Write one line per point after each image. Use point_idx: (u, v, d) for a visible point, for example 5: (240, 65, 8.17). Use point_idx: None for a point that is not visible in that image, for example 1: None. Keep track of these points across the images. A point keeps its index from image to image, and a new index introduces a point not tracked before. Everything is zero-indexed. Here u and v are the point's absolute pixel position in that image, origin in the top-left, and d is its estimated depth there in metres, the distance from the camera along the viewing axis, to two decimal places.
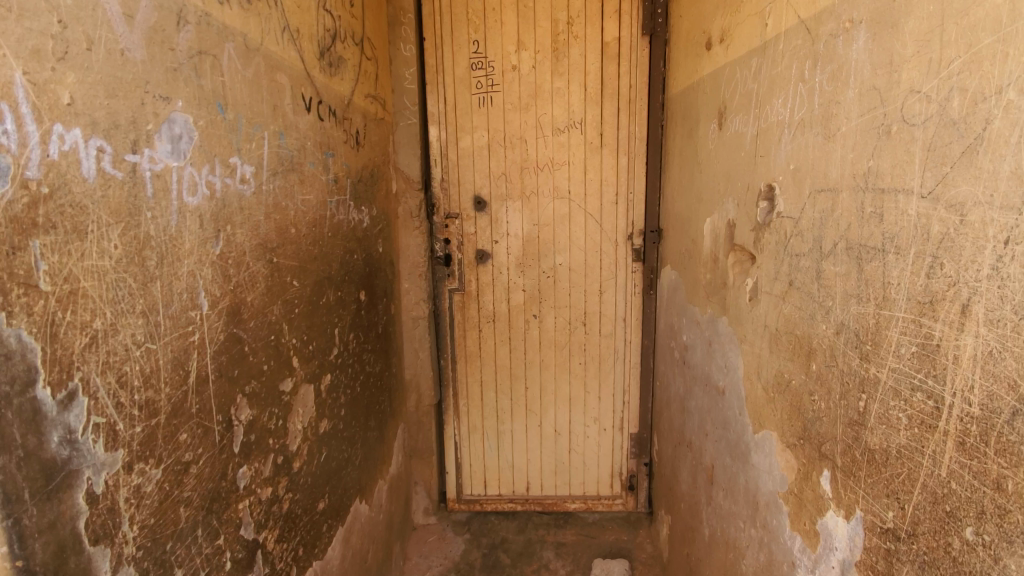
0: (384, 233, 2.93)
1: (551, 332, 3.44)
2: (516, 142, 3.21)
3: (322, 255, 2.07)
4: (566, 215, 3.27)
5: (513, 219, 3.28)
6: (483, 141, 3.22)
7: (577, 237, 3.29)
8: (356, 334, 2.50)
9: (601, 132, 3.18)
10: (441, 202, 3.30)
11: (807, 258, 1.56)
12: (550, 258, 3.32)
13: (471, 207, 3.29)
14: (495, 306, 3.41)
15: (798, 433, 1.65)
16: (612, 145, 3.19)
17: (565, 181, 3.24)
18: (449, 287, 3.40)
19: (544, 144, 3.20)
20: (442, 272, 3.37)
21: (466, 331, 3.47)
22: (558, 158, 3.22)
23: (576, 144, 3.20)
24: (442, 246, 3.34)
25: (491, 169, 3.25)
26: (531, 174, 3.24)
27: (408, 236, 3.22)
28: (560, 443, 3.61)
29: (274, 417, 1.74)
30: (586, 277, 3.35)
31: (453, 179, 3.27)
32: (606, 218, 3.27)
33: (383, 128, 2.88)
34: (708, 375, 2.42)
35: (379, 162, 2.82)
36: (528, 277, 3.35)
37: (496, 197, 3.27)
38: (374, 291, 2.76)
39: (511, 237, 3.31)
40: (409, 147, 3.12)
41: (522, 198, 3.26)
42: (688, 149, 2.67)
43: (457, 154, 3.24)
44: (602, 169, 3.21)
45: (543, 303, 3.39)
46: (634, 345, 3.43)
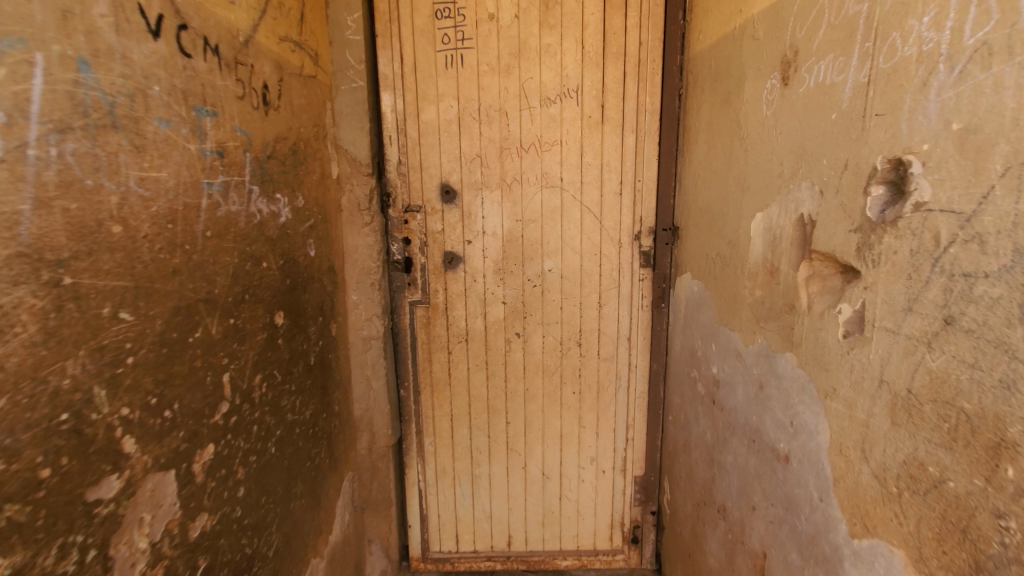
0: (318, 233, 2.19)
1: (538, 354, 2.73)
2: (493, 114, 2.49)
3: (195, 267, 1.34)
4: (557, 209, 2.58)
5: (491, 213, 2.57)
6: (451, 112, 2.49)
7: (571, 237, 2.61)
8: (270, 373, 1.76)
9: (603, 104, 2.48)
10: (398, 190, 2.55)
11: (996, 282, 0.90)
12: (537, 263, 2.63)
13: (436, 197, 2.56)
14: (469, 324, 2.69)
15: (958, 570, 1.00)
16: (616, 120, 2.50)
17: (557, 166, 2.54)
18: (410, 300, 2.67)
19: (530, 118, 2.49)
20: (402, 279, 2.63)
21: (431, 356, 2.74)
22: (548, 137, 2.51)
23: (570, 118, 2.49)
24: (400, 247, 2.60)
25: (462, 149, 2.52)
26: (513, 156, 2.52)
27: (356, 234, 2.48)
28: (549, 490, 2.90)
29: (72, 551, 1.00)
30: (583, 288, 2.66)
31: (413, 161, 2.53)
32: (608, 213, 2.59)
33: (315, 91, 2.14)
34: (756, 430, 1.75)
35: (308, 136, 2.08)
36: (510, 287, 2.65)
37: (468, 185, 2.55)
38: (302, 309, 2.02)
39: (488, 236, 2.59)
40: (354, 119, 2.37)
41: (501, 187, 2.55)
42: (722, 121, 2.00)
43: (418, 128, 2.50)
44: (603, 151, 2.53)
45: (529, 319, 2.69)
46: (640, 371, 2.76)
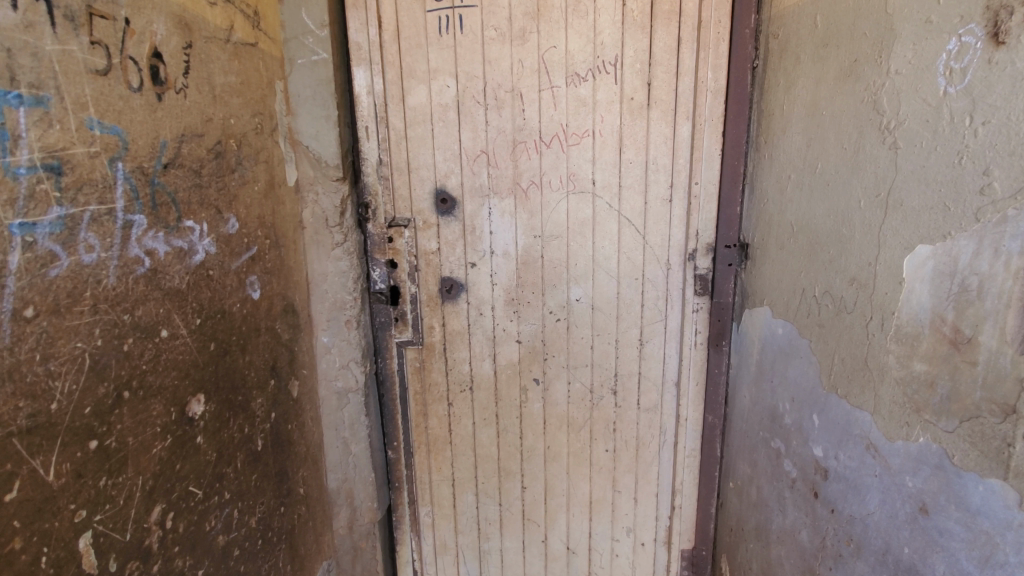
0: (268, 265, 1.57)
1: (563, 405, 2.13)
2: (504, 96, 1.86)
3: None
4: (589, 222, 1.96)
5: (501, 227, 1.96)
6: (448, 96, 1.85)
7: (608, 257, 1.99)
8: (181, 493, 1.18)
9: (650, 81, 1.86)
10: (378, 197, 1.91)
11: None
12: (561, 292, 2.02)
13: (428, 207, 1.94)
14: (473, 370, 2.08)
15: None
16: (668, 104, 1.87)
17: (588, 166, 1.92)
18: (398, 341, 2.04)
19: (553, 102, 1.87)
20: (384, 314, 2.01)
21: (427, 410, 2.12)
22: (578, 127, 1.89)
23: (606, 102, 1.87)
24: (383, 272, 1.97)
25: (462, 144, 1.89)
26: (530, 152, 1.90)
27: (324, 258, 1.87)
28: (576, 568, 2.32)
29: None
30: (620, 322, 2.05)
31: (397, 160, 1.89)
32: (657, 226, 1.97)
33: (254, 67, 1.50)
34: (912, 572, 1.20)
35: (245, 133, 1.43)
36: (526, 322, 2.04)
37: (471, 192, 1.93)
38: (239, 379, 1.41)
39: (498, 258, 1.98)
40: (317, 106, 1.74)
41: (515, 194, 1.93)
42: (843, 105, 1.40)
43: (404, 116, 1.86)
44: (650, 145, 1.90)
45: (551, 362, 2.08)
46: (691, 426, 2.16)
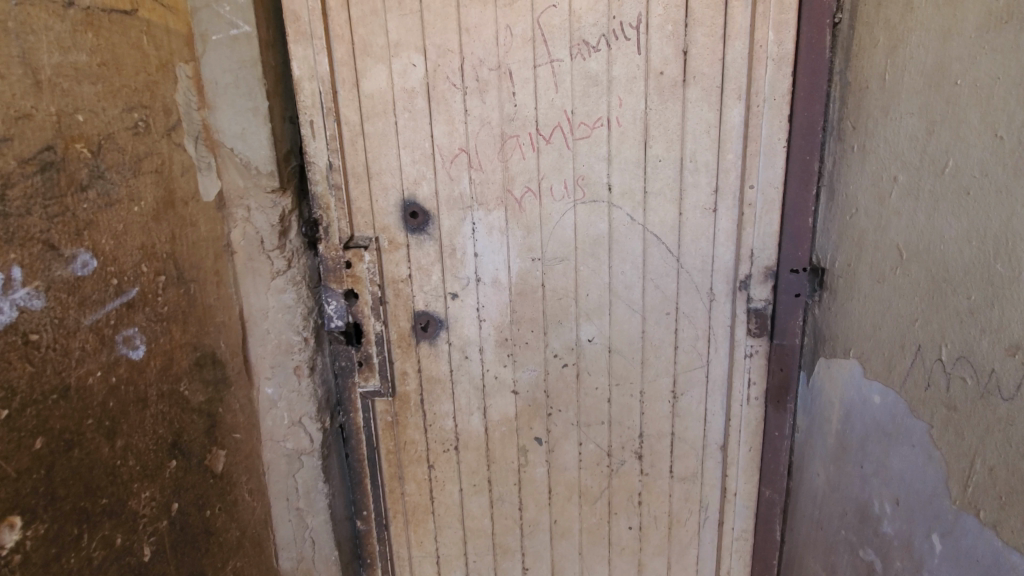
0: (161, 311, 1.18)
1: (573, 472, 1.66)
2: (487, 76, 1.40)
3: None
4: (603, 240, 1.48)
5: (488, 248, 1.50)
6: (415, 78, 1.41)
7: (630, 286, 1.51)
8: None
9: (686, 48, 1.35)
10: (331, 209, 1.49)
11: None
12: (568, 331, 1.55)
13: (395, 222, 1.51)
14: (458, 426, 1.64)
15: None
16: (711, 79, 1.37)
17: (601, 166, 1.43)
18: (362, 391, 1.61)
19: (553, 81, 1.39)
20: (344, 358, 1.59)
21: (402, 473, 1.69)
22: (587, 114, 1.40)
23: (625, 79, 1.38)
24: (340, 306, 1.54)
25: (435, 140, 1.44)
26: (524, 149, 1.43)
27: (262, 290, 1.47)
28: None
29: None
30: (647, 369, 1.56)
31: (352, 163, 1.47)
32: (696, 245, 1.47)
33: (131, 45, 1.13)
34: None
35: (110, 133, 1.05)
36: (524, 369, 1.59)
37: (449, 203, 1.48)
38: (105, 478, 1.02)
39: (485, 287, 1.53)
40: (240, 96, 1.34)
41: (505, 204, 1.47)
42: (996, 72, 0.91)
43: (359, 107, 1.44)
44: (686, 136, 1.40)
45: (556, 418, 1.62)
46: (743, 502, 1.65)
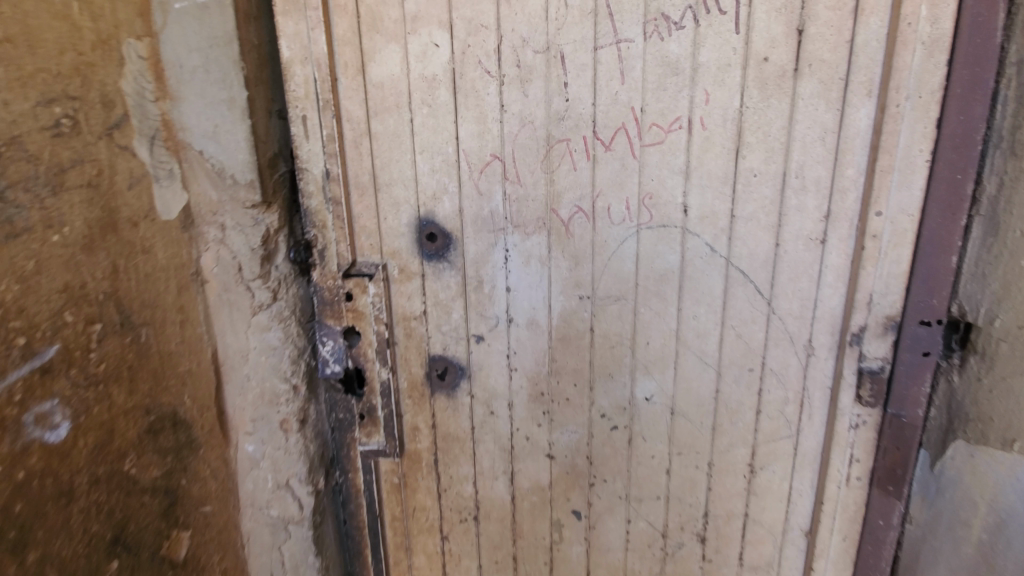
0: (94, 372, 0.91)
1: (617, 554, 1.35)
2: (531, 60, 1.06)
3: None
4: (672, 276, 1.15)
5: (524, 282, 1.18)
6: (437, 62, 1.08)
7: (704, 335, 1.17)
8: None
9: (801, 26, 1.01)
10: (328, 228, 1.17)
11: None
12: (620, 388, 1.23)
13: (408, 246, 1.19)
14: (479, 494, 1.35)
15: None
16: (832, 69, 1.03)
17: (675, 181, 1.10)
18: (363, 449, 1.31)
19: (618, 68, 1.05)
20: (343, 409, 1.29)
21: (410, 543, 1.41)
22: (661, 113, 1.07)
23: (715, 67, 1.04)
24: (337, 348, 1.24)
25: (461, 144, 1.12)
26: (576, 158, 1.10)
27: (241, 329, 1.18)
28: None
29: None
30: (719, 438, 1.24)
31: (356, 171, 1.16)
32: (794, 285, 1.14)
33: (54, 15, 0.83)
34: None
35: (14, 138, 0.77)
36: (562, 430, 1.27)
37: (476, 224, 1.16)
38: None
39: (518, 329, 1.22)
40: (210, 85, 1.04)
41: (547, 227, 1.15)
42: None
43: (365, 99, 1.12)
44: (792, 144, 1.07)
45: (600, 491, 1.31)
46: None
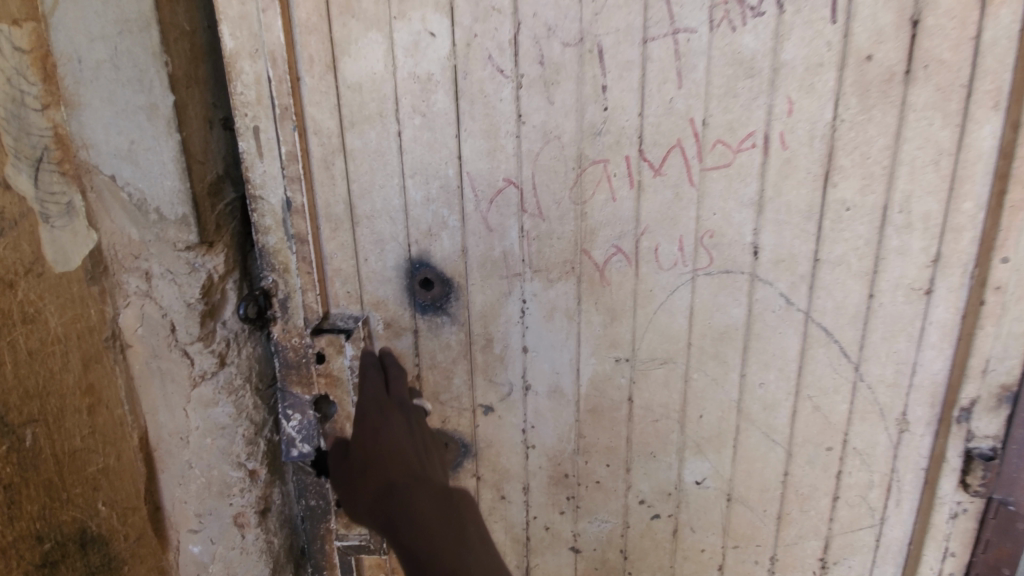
0: None
1: None
2: (560, 56, 0.80)
3: None
4: (735, 335, 0.90)
5: (546, 340, 0.93)
6: (433, 56, 0.81)
7: (773, 406, 0.94)
8: None
9: (916, 15, 0.76)
10: (291, 272, 0.90)
11: None
12: (664, 469, 0.99)
13: (395, 295, 0.93)
14: None
15: None
16: (955, 72, 0.78)
17: (744, 215, 0.85)
18: (340, 545, 1.03)
19: (675, 67, 0.79)
20: (315, 494, 1.01)
21: None
22: (729, 127, 0.81)
23: (803, 67, 0.79)
24: (306, 422, 0.96)
25: (464, 165, 0.85)
26: (615, 184, 0.85)
27: (177, 405, 0.90)
28: None
29: None
30: (785, 529, 1.01)
31: (327, 199, 0.89)
32: (889, 346, 0.90)
33: None
34: None
35: None
36: (591, 519, 1.03)
37: (484, 269, 0.90)
38: None
39: (537, 399, 0.96)
40: (123, 87, 0.76)
41: (576, 274, 0.89)
42: None
43: (337, 105, 0.84)
44: (897, 169, 0.82)
45: None
46: None
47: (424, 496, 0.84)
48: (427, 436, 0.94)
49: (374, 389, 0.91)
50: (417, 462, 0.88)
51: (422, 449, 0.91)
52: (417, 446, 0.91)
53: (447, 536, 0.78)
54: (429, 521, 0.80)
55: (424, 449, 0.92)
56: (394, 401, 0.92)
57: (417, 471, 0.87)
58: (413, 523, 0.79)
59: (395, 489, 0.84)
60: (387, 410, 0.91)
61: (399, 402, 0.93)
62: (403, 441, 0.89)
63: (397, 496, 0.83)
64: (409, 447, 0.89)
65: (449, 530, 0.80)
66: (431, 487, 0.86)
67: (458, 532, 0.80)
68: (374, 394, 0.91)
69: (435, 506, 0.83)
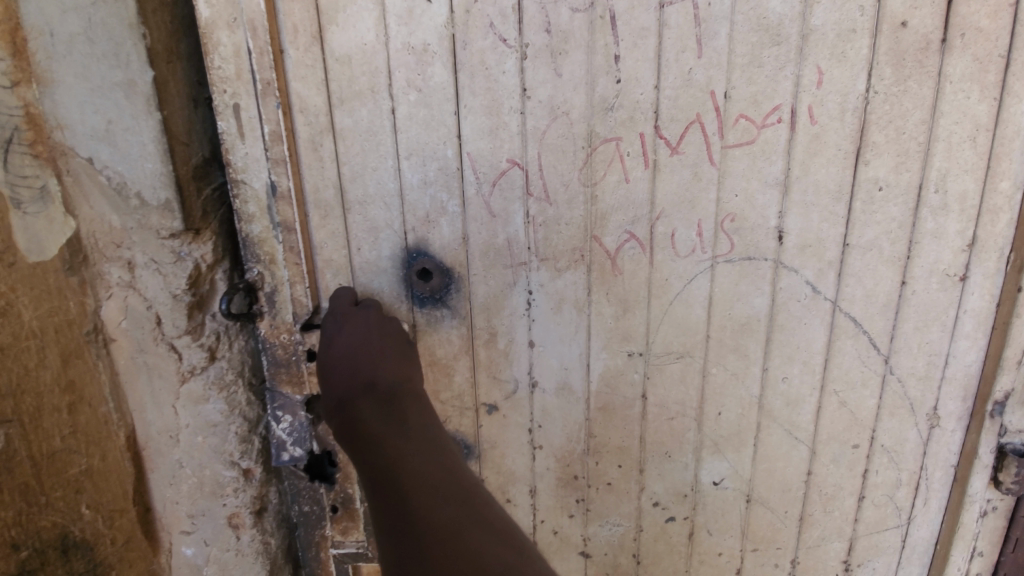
0: None
1: None
2: (568, 23, 0.74)
3: None
4: (757, 326, 0.85)
5: (553, 333, 0.87)
6: (429, 25, 0.75)
7: (796, 402, 0.89)
8: None
9: None
10: (277, 264, 0.84)
11: None
12: (679, 469, 0.94)
13: (392, 286, 0.87)
14: None
15: None
16: (997, 39, 0.71)
17: (769, 197, 0.79)
18: (337, 553, 1.00)
19: (694, 34, 0.73)
20: (308, 499, 0.97)
21: None
22: (753, 100, 0.75)
23: (834, 34, 0.72)
24: (298, 425, 0.91)
25: (464, 144, 0.80)
26: (628, 164, 0.79)
27: (165, 401, 0.86)
28: None
29: None
30: (807, 531, 0.96)
31: (315, 183, 0.83)
32: (921, 337, 0.84)
33: None
34: None
35: None
36: (601, 521, 0.98)
37: (487, 257, 0.84)
38: None
39: (544, 397, 0.91)
40: (99, 62, 0.71)
41: (586, 262, 0.83)
42: None
43: (326, 81, 0.78)
44: (934, 145, 0.76)
45: None
46: None
47: (373, 404, 0.69)
48: (390, 337, 0.82)
49: (341, 294, 0.85)
50: (369, 365, 0.75)
51: (380, 354, 0.78)
52: (374, 354, 0.78)
53: (398, 447, 0.62)
54: (376, 425, 0.66)
55: (378, 348, 0.79)
56: (358, 308, 0.84)
57: (370, 381, 0.73)
58: (359, 428, 0.65)
59: (346, 401, 0.71)
60: (346, 317, 0.83)
61: (364, 304, 0.85)
62: (356, 350, 0.78)
63: (349, 407, 0.70)
64: (365, 356, 0.77)
65: (396, 434, 0.64)
66: (384, 394, 0.71)
67: (409, 439, 0.63)
68: (339, 302, 0.85)
69: (388, 416, 0.67)
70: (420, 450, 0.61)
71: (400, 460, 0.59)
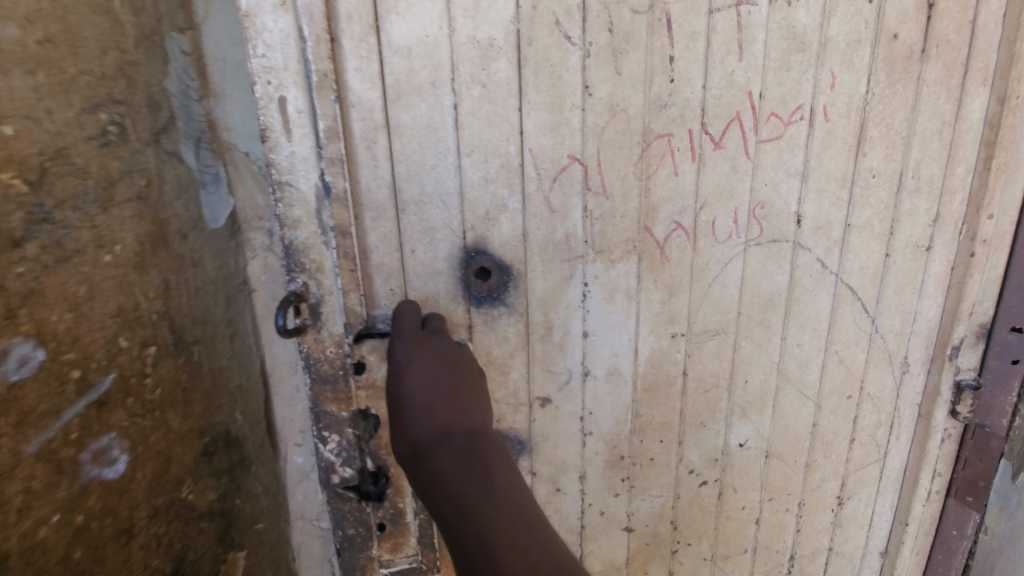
0: (150, 399, 0.88)
1: None
2: (629, 23, 0.92)
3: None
4: (779, 301, 1.08)
5: (604, 302, 1.06)
6: (494, 19, 0.90)
7: (807, 364, 1.12)
8: None
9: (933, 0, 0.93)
10: (323, 272, 0.94)
11: None
12: (713, 436, 1.17)
13: (446, 288, 1.01)
14: None
15: None
16: (961, 49, 0.95)
17: (791, 185, 1.02)
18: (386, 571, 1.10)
19: (737, 38, 0.94)
20: (355, 519, 1.07)
21: None
22: (782, 100, 0.97)
23: (844, 43, 0.95)
24: (346, 441, 1.03)
25: (527, 141, 0.96)
26: (678, 159, 1.00)
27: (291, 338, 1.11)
28: None
29: None
30: (811, 475, 1.21)
31: (368, 182, 0.94)
32: (899, 300, 1.08)
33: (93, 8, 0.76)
34: None
35: (60, 150, 0.72)
36: (644, 496, 1.20)
37: (547, 252, 1.02)
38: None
39: (596, 384, 1.11)
40: None
41: (637, 253, 1.04)
42: None
43: (379, 74, 0.90)
44: (912, 138, 0.99)
45: (684, 552, 1.25)
46: None
47: (449, 453, 0.75)
48: (455, 373, 0.90)
49: (409, 317, 0.97)
50: (440, 404, 0.83)
51: (450, 397, 0.85)
52: (444, 395, 0.85)
53: (478, 497, 0.67)
54: (454, 474, 0.71)
55: (449, 391, 0.86)
56: (421, 333, 0.96)
57: (444, 429, 0.79)
58: (438, 481, 0.71)
59: (422, 452, 0.78)
60: (410, 344, 0.93)
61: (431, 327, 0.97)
62: (429, 390, 0.86)
63: (425, 459, 0.76)
64: (437, 399, 0.84)
65: (474, 483, 0.69)
66: (459, 441, 0.77)
67: (487, 489, 0.68)
68: (407, 324, 0.96)
69: (465, 463, 0.73)
70: (498, 497, 0.67)
71: (480, 510, 0.66)
